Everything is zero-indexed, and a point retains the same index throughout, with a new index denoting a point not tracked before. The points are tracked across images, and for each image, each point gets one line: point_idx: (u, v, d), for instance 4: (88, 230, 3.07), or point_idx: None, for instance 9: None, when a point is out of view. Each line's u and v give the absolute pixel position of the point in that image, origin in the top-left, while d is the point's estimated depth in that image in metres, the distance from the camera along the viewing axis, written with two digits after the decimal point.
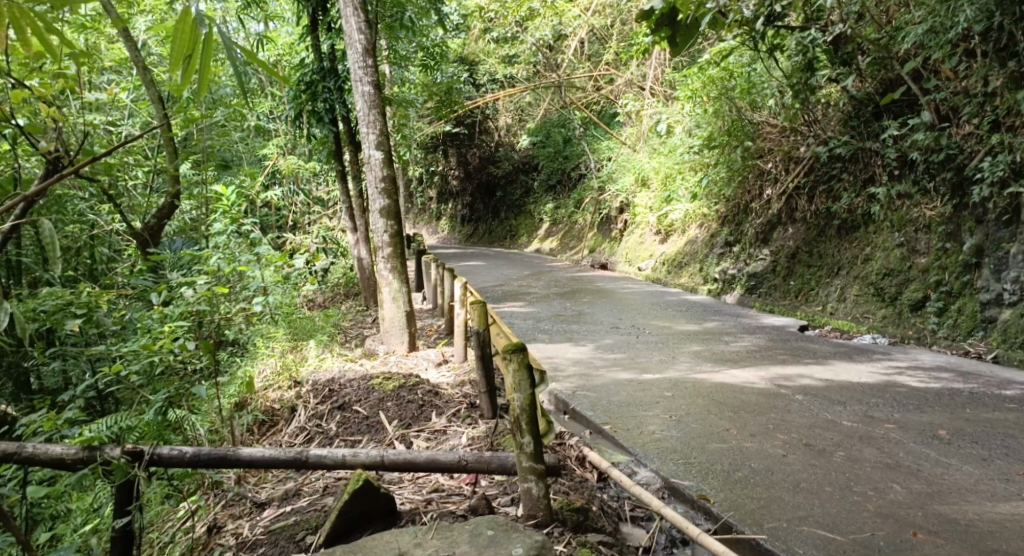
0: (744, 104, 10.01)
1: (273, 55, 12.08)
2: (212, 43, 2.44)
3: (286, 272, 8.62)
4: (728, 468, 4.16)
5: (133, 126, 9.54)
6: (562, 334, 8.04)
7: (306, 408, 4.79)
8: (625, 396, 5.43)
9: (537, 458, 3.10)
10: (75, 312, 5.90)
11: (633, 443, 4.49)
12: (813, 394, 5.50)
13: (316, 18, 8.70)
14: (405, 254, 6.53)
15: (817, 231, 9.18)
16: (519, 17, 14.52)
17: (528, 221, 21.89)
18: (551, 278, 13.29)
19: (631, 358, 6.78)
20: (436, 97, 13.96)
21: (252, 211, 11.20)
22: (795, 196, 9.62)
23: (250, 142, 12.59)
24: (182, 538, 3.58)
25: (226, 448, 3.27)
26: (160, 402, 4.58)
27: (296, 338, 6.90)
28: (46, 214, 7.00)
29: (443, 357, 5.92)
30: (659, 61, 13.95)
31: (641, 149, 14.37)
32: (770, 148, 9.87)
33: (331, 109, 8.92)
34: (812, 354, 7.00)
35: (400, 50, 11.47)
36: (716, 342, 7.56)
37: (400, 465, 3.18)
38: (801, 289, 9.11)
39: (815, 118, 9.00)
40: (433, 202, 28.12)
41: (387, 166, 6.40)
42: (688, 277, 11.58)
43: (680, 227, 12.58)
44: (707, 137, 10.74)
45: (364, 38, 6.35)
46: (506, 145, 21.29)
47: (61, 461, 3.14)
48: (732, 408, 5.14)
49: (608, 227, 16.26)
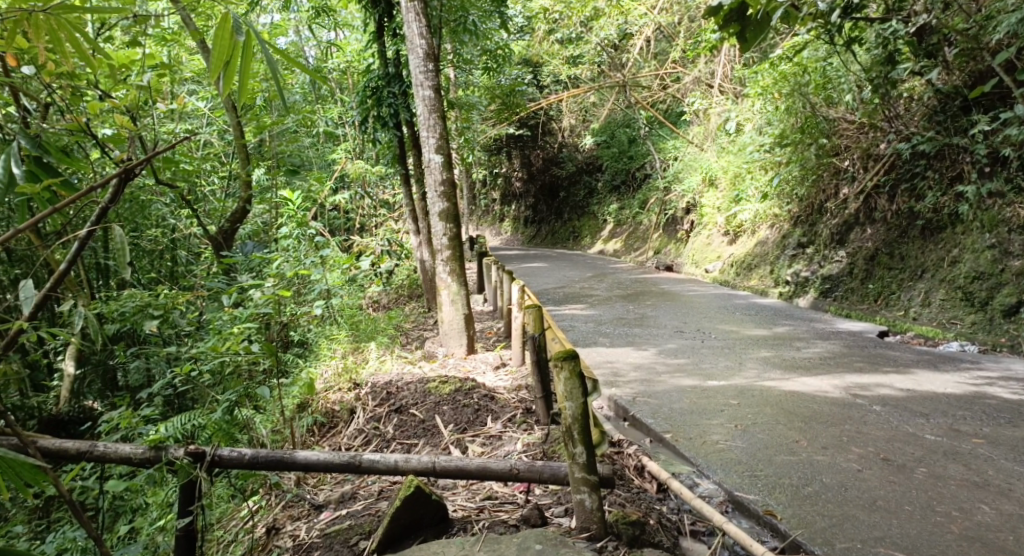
0: (818, 100, 9.56)
1: (340, 62, 12.30)
2: (251, 47, 2.33)
3: (352, 274, 8.75)
4: (797, 482, 3.97)
5: (209, 133, 9.85)
6: (624, 338, 7.89)
7: (365, 411, 4.82)
8: (688, 403, 5.27)
9: (589, 470, 3.02)
10: (152, 314, 6.03)
11: (695, 453, 4.34)
12: (891, 404, 5.22)
13: (383, 24, 8.80)
14: (464, 256, 6.52)
15: (898, 232, 8.75)
16: (584, 17, 14.36)
17: (591, 223, 21.71)
18: (615, 280, 13.11)
19: (696, 363, 6.58)
20: (500, 99, 13.96)
21: (321, 215, 11.42)
22: (873, 195, 9.22)
23: (319, 147, 12.85)
24: (244, 537, 3.63)
25: (283, 451, 3.28)
26: (227, 402, 4.60)
27: (357, 340, 6.95)
28: (126, 219, 7.28)
29: (502, 360, 5.89)
30: (729, 58, 13.58)
31: (709, 148, 14.02)
32: (846, 146, 9.49)
33: (396, 113, 9.00)
34: (892, 361, 6.65)
35: (464, 54, 11.51)
36: (787, 347, 7.27)
37: (452, 472, 3.14)
38: (880, 293, 8.67)
39: (897, 113, 8.59)
40: (496, 203, 28.21)
41: (447, 169, 6.42)
42: (758, 279, 11.23)
43: (749, 228, 12.21)
44: (777, 136, 10.21)
45: (425, 42, 6.36)
46: (570, 146, 21.16)
47: (129, 460, 3.24)
48: (803, 418, 4.91)
49: (674, 228, 15.95)
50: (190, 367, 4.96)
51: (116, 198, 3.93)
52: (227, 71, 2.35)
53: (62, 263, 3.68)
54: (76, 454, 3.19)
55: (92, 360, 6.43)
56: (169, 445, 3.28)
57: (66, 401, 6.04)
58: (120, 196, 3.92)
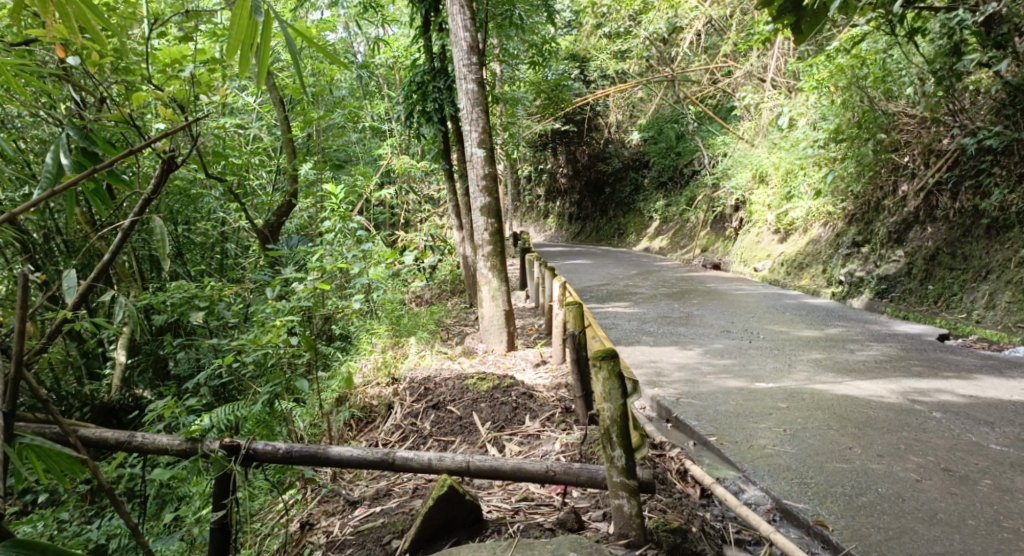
0: (877, 93, 9.09)
1: (387, 58, 12.34)
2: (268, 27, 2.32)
3: (396, 268, 8.74)
4: (850, 491, 3.77)
5: (258, 128, 9.98)
6: (669, 337, 7.71)
7: (402, 406, 4.77)
8: (735, 406, 5.08)
9: (629, 474, 2.89)
10: (199, 305, 6.11)
11: (742, 458, 4.16)
12: (953, 411, 4.96)
13: (429, 19, 8.76)
14: (505, 252, 6.44)
15: (961, 231, 8.37)
16: (633, 11, 14.11)
17: (637, 220, 21.45)
18: (660, 278, 12.91)
19: (744, 364, 6.38)
20: (545, 95, 13.84)
21: (366, 210, 11.49)
22: (935, 192, 8.83)
23: (366, 143, 12.94)
24: (278, 532, 3.61)
25: (317, 446, 3.22)
26: (266, 394, 4.59)
27: (398, 335, 6.92)
28: (176, 212, 7.39)
29: (543, 357, 5.80)
30: (782, 51, 13.21)
31: (760, 144, 13.67)
32: (907, 141, 9.12)
33: (441, 108, 8.96)
34: (953, 366, 6.34)
35: (510, 49, 11.43)
36: (839, 350, 7.00)
37: (486, 472, 3.04)
38: (940, 294, 8.32)
39: (961, 107, 8.26)
40: (541, 200, 28.11)
41: (490, 164, 6.33)
42: (810, 279, 10.90)
43: (801, 226, 11.86)
44: (832, 131, 9.68)
45: (469, 35, 6.29)
46: (616, 142, 20.94)
47: (166, 451, 3.21)
48: (857, 424, 4.69)
49: (722, 226, 15.63)
50: (231, 358, 4.97)
51: (158, 190, 4.09)
52: (242, 50, 2.34)
53: (106, 255, 3.80)
54: (115, 444, 3.19)
55: (141, 349, 6.50)
56: (206, 438, 3.25)
57: (117, 389, 6.12)
58: (162, 188, 4.11)
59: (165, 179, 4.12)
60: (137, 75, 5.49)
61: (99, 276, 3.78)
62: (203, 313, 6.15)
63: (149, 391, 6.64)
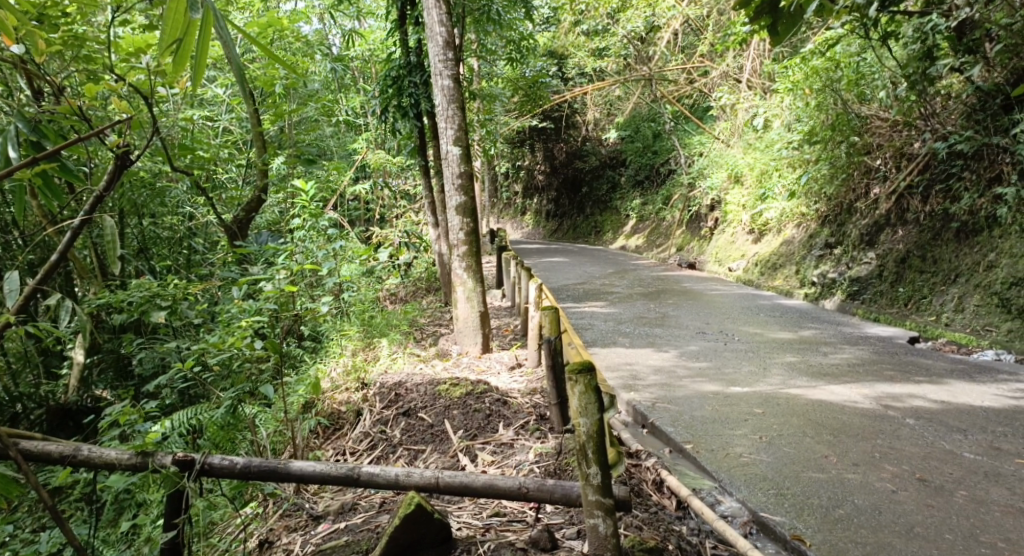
0: (850, 96, 9.14)
1: (363, 51, 12.14)
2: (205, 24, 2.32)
3: (369, 265, 8.57)
4: (827, 503, 3.73)
5: (228, 121, 9.76)
6: (643, 338, 7.65)
7: (371, 413, 4.65)
8: (710, 411, 5.03)
9: (604, 491, 2.80)
10: (161, 305, 5.91)
11: (717, 467, 4.10)
12: (926, 418, 4.95)
13: (405, 13, 8.58)
14: (481, 252, 6.31)
15: (932, 234, 8.42)
16: (610, 9, 14.05)
17: (613, 218, 21.44)
18: (635, 277, 12.88)
19: (718, 367, 6.33)
20: (522, 91, 13.72)
21: (340, 205, 11.31)
22: (906, 195, 8.87)
23: (340, 137, 12.73)
24: (236, 549, 3.47)
25: (278, 461, 3.11)
26: (228, 401, 4.44)
27: (369, 336, 6.76)
28: (143, 208, 7.20)
29: (518, 360, 5.70)
30: (758, 52, 13.20)
31: (735, 144, 13.68)
32: (878, 144, 9.15)
33: (417, 103, 8.80)
34: (926, 370, 6.34)
35: (487, 44, 11.26)
36: (813, 353, 6.99)
37: (456, 488, 2.94)
38: (911, 297, 8.36)
39: (933, 111, 8.28)
40: (518, 197, 28.00)
41: (465, 162, 6.21)
42: (783, 279, 10.93)
43: (776, 226, 11.89)
44: (806, 133, 9.74)
45: (445, 30, 6.15)
46: (594, 140, 20.91)
47: (113, 466, 3.11)
48: (831, 431, 4.66)
49: (698, 225, 15.67)
50: (192, 362, 4.79)
51: (110, 186, 3.95)
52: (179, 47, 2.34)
53: (53, 254, 3.77)
54: (59, 458, 3.08)
55: (102, 348, 6.28)
56: (157, 453, 3.13)
57: (74, 389, 5.87)
58: (115, 184, 3.97)
59: (118, 176, 3.97)
60: (99, 64, 5.27)
61: (46, 277, 3.74)
62: (166, 312, 5.96)
63: (109, 390, 6.43)
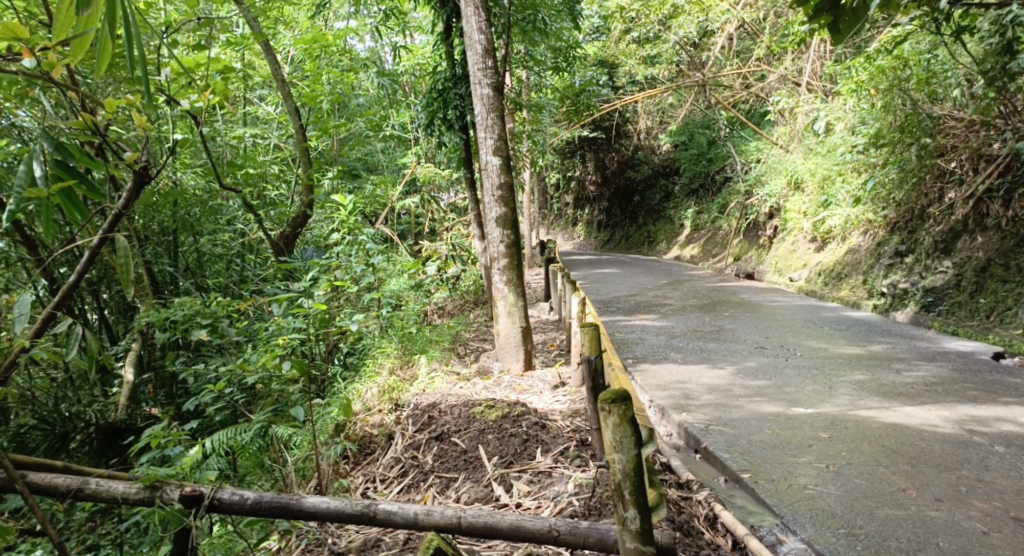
0: (920, 95, 8.53)
1: (409, 67, 12.05)
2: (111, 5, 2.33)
3: (418, 278, 8.40)
4: (907, 546, 3.31)
5: (276, 137, 9.74)
6: (698, 353, 7.25)
7: (404, 436, 4.42)
8: (770, 435, 4.62)
9: (643, 539, 2.49)
10: (201, 322, 5.73)
11: (779, 500, 3.72)
12: (1018, 445, 4.44)
13: (450, 25, 8.41)
14: (522, 265, 6.02)
15: (1015, 240, 7.80)
16: (662, 15, 13.62)
17: (667, 228, 20.95)
18: (689, 289, 12.43)
19: (779, 385, 5.89)
20: (569, 102, 13.44)
21: (391, 220, 11.23)
22: (985, 199, 8.30)
23: (391, 152, 12.64)
24: None
25: (289, 496, 2.96)
26: (256, 426, 4.33)
27: (409, 353, 6.55)
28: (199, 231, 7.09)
29: (562, 378, 5.40)
30: (819, 54, 12.63)
31: (794, 149, 13.09)
32: (954, 146, 8.59)
33: (463, 115, 8.60)
34: (1014, 389, 5.79)
35: (534, 55, 11.03)
36: (884, 369, 6.48)
37: (480, 529, 2.74)
38: (993, 308, 7.77)
39: (1014, 110, 7.69)
40: (569, 208, 27.73)
41: (505, 172, 5.93)
42: (849, 290, 10.38)
43: (840, 233, 11.32)
44: (871, 136, 9.18)
45: (484, 38, 5.94)
46: (646, 149, 20.50)
47: (120, 500, 2.98)
48: (909, 459, 4.21)
49: (756, 234, 15.11)
50: (224, 384, 4.66)
51: (130, 204, 3.93)
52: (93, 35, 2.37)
53: (71, 275, 3.73)
54: (65, 492, 2.94)
55: (153, 364, 6.12)
56: (166, 486, 3.01)
57: (124, 406, 5.55)
58: (134, 200, 3.92)
59: (138, 192, 3.95)
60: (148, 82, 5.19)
61: (65, 298, 3.70)
62: (207, 330, 5.80)
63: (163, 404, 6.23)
